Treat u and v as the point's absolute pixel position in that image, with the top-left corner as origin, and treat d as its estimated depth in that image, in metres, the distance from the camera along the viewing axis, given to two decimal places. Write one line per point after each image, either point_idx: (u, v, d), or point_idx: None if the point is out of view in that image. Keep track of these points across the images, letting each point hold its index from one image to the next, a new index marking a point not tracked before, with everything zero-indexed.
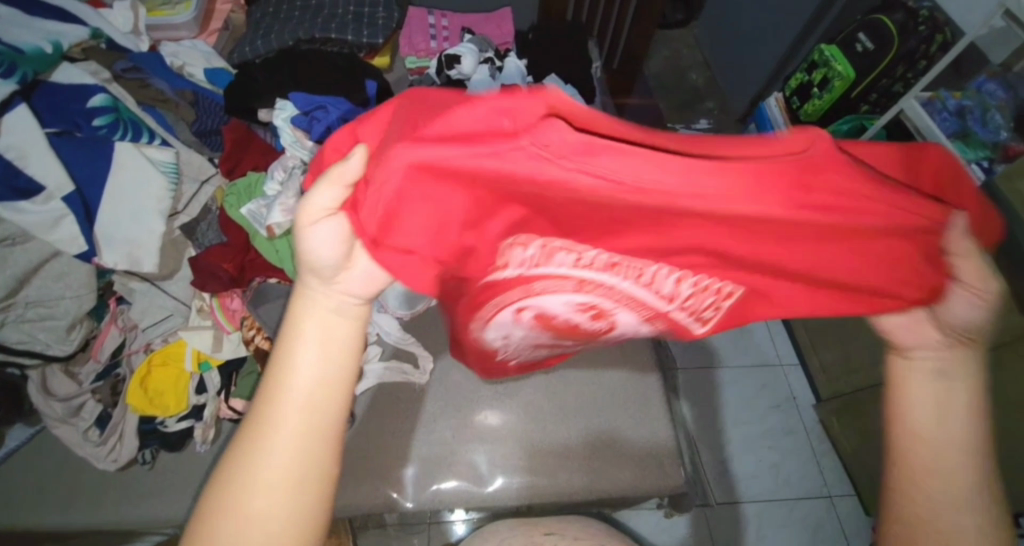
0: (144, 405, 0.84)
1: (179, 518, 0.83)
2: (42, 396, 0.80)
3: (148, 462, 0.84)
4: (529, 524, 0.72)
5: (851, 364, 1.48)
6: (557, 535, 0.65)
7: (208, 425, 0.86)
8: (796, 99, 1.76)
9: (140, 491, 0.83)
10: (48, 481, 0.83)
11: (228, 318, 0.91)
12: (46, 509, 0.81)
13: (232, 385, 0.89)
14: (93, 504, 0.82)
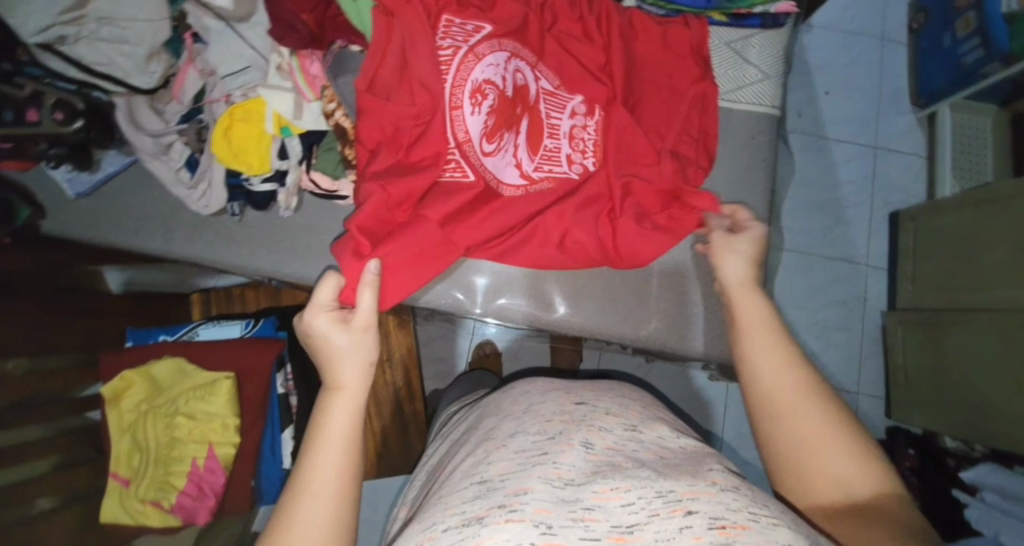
0: (230, 157, 0.82)
1: (265, 271, 0.90)
2: (133, 127, 0.80)
3: (237, 215, 0.87)
4: (560, 387, 0.70)
5: (951, 282, 1.54)
6: (588, 404, 0.63)
7: (292, 192, 0.86)
8: None
9: (231, 238, 0.89)
10: (147, 212, 0.90)
11: (309, 84, 0.82)
12: (148, 235, 0.89)
13: (313, 157, 0.86)
14: (189, 241, 0.89)
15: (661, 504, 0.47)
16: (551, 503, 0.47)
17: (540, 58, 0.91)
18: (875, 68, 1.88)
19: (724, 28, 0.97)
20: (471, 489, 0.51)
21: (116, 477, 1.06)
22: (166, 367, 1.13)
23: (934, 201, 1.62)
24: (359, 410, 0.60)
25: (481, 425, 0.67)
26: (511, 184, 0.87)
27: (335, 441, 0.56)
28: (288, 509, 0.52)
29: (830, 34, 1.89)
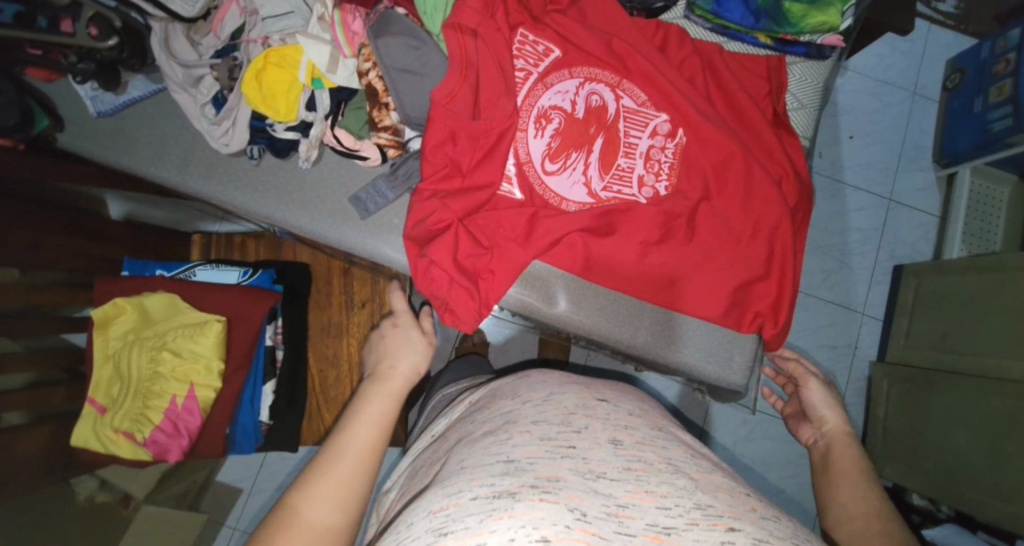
0: (258, 100, 0.81)
1: (274, 220, 0.90)
2: (167, 56, 0.80)
3: (256, 158, 0.87)
4: (577, 382, 0.69)
5: (943, 343, 1.56)
6: (609, 403, 0.63)
7: (314, 145, 0.85)
8: None
9: (246, 181, 0.88)
10: (165, 142, 0.89)
11: (347, 40, 0.81)
12: (163, 165, 0.88)
13: (340, 114, 0.85)
14: (203, 177, 0.88)
15: (701, 515, 0.46)
16: (583, 492, 0.47)
17: (624, 76, 0.90)
18: (902, 121, 1.89)
19: (768, 52, 0.96)
20: (498, 466, 0.51)
21: (92, 402, 1.06)
22: (159, 301, 1.11)
23: (938, 261, 1.63)
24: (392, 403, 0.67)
25: (497, 406, 0.66)
26: (576, 202, 0.88)
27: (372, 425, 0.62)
28: (321, 470, 0.56)
29: (863, 80, 1.89)
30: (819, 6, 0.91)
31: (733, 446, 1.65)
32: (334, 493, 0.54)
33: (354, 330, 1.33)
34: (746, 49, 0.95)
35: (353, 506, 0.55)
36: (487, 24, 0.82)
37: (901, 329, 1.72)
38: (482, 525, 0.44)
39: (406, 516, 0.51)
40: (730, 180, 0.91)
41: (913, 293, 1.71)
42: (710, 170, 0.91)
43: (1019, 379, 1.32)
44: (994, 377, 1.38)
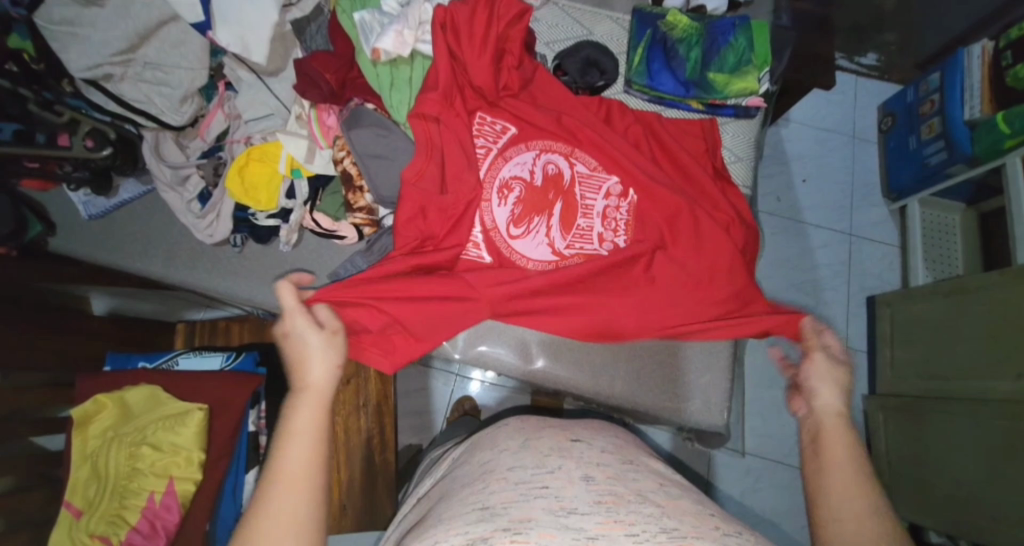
0: (241, 193, 0.87)
1: (258, 302, 0.93)
2: (156, 160, 0.87)
3: (239, 246, 0.92)
4: (553, 426, 0.75)
5: (924, 369, 1.59)
6: (583, 442, 0.69)
7: (294, 230, 0.92)
8: (1009, 54, 1.50)
9: (230, 268, 0.93)
10: (153, 237, 0.94)
11: (324, 133, 0.90)
12: (150, 260, 0.93)
13: (317, 200, 0.92)
14: (189, 267, 0.93)
15: (667, 538, 0.51)
16: (554, 529, 0.51)
17: (576, 146, 1.00)
18: (848, 162, 2.04)
19: (701, 115, 1.08)
20: (474, 514, 0.54)
21: (68, 506, 1.01)
22: (141, 394, 1.10)
23: (906, 289, 1.71)
24: (324, 404, 0.62)
25: (474, 460, 0.70)
26: (540, 258, 0.94)
27: (307, 439, 0.58)
28: (257, 512, 0.53)
29: (806, 129, 2.07)
30: (738, 75, 1.04)
31: (740, 497, 1.60)
32: (281, 521, 0.53)
33: (341, 407, 1.36)
34: (682, 115, 1.07)
35: (309, 522, 0.54)
36: (446, 111, 0.91)
37: (885, 359, 1.75)
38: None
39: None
40: (679, 226, 0.98)
41: (888, 322, 1.77)
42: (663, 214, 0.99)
43: (1004, 399, 1.34)
44: (980, 399, 1.40)
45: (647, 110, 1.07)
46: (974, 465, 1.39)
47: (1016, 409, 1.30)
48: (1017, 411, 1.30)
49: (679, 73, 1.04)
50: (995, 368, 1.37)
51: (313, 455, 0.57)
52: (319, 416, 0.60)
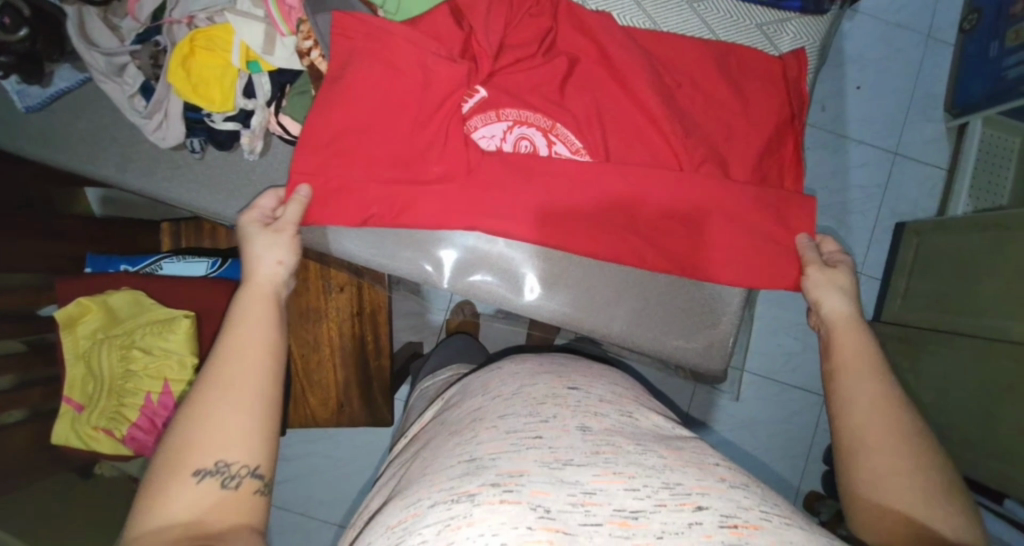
0: (187, 91, 0.73)
1: (227, 217, 0.84)
2: (83, 43, 0.71)
3: (198, 152, 0.80)
4: (548, 372, 0.78)
5: (939, 303, 1.52)
6: (579, 393, 0.72)
7: (257, 135, 0.79)
8: None
9: (191, 176, 0.83)
10: (102, 136, 0.82)
11: (283, 17, 0.73)
12: (103, 162, 0.83)
13: (283, 99, 0.78)
14: (146, 173, 0.83)
15: (668, 497, 0.51)
16: (547, 486, 0.52)
17: (558, 119, 0.85)
18: (913, 68, 1.77)
19: (759, 8, 0.87)
20: (460, 468, 0.57)
21: (69, 401, 1.05)
22: (124, 299, 1.07)
23: (942, 218, 1.57)
24: (268, 312, 0.67)
25: (473, 408, 0.72)
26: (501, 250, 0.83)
27: (246, 334, 0.64)
28: (218, 371, 0.60)
29: (874, 24, 1.77)
30: None
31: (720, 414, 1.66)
32: (239, 359, 0.61)
33: (332, 313, 1.35)
34: (733, 4, 0.86)
35: (263, 366, 0.62)
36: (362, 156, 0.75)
37: (899, 289, 1.68)
38: (441, 535, 0.48)
39: (371, 525, 0.58)
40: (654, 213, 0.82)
41: (913, 254, 1.66)
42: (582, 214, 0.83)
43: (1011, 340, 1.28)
44: (980, 336, 1.36)
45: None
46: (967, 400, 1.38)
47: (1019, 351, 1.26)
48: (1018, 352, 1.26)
49: None
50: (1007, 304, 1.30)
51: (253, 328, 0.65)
52: (259, 314, 0.66)
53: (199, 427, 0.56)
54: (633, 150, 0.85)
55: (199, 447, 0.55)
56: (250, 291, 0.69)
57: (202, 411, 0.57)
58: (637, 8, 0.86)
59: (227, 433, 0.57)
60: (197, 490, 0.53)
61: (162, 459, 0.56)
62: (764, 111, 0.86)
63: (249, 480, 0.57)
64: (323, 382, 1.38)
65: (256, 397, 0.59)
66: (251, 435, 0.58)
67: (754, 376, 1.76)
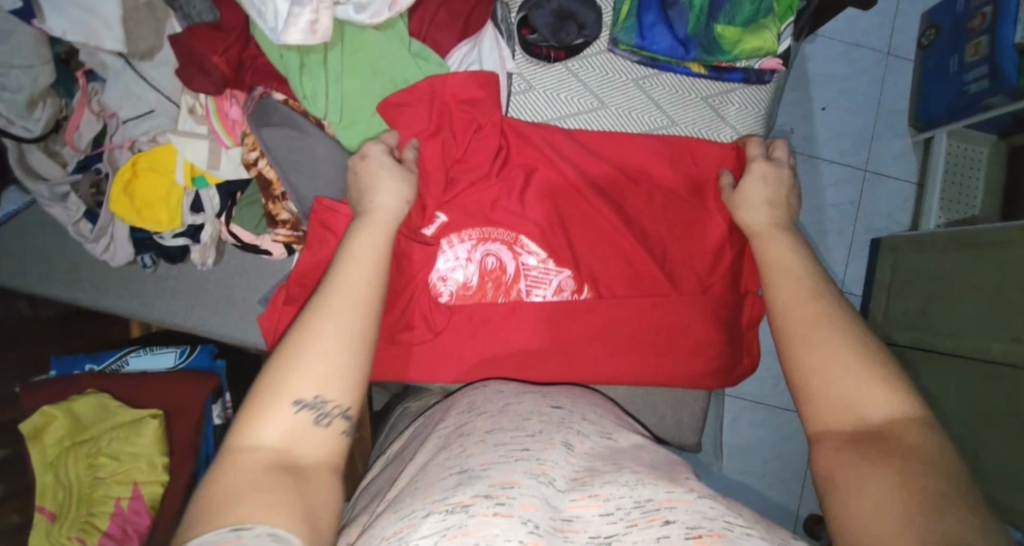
0: (132, 216, 0.74)
1: (185, 327, 0.83)
2: (25, 174, 0.72)
3: (150, 267, 0.79)
4: (534, 391, 0.78)
5: (920, 318, 1.49)
6: (563, 410, 0.71)
7: (207, 247, 0.79)
8: None
9: (146, 290, 0.81)
10: (55, 255, 0.81)
11: (227, 129, 0.73)
12: (55, 282, 0.81)
13: (233, 208, 0.78)
14: (102, 290, 0.81)
15: (639, 515, 0.51)
16: (537, 501, 0.51)
17: (519, 230, 0.85)
18: (876, 86, 1.79)
19: (703, 81, 0.88)
20: (452, 479, 0.55)
21: (41, 511, 1.00)
22: (90, 403, 1.04)
23: (920, 235, 1.53)
24: (384, 237, 0.64)
25: (455, 423, 0.70)
26: (478, 359, 0.84)
27: (361, 260, 0.60)
28: (316, 309, 0.55)
29: (834, 45, 1.79)
30: (753, 29, 0.84)
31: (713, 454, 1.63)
32: (339, 306, 0.56)
33: None
34: (678, 80, 0.88)
35: (361, 319, 0.56)
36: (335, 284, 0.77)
37: (879, 306, 1.66)
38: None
39: (363, 536, 0.54)
40: (618, 316, 0.85)
41: (890, 272, 1.63)
42: (548, 325, 0.85)
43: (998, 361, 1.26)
44: (970, 357, 1.35)
45: (636, 76, 0.88)
46: (959, 422, 1.37)
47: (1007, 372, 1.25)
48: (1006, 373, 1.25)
49: (677, 27, 0.85)
50: (990, 325, 1.29)
51: (369, 264, 0.60)
52: (375, 243, 0.62)
53: (288, 362, 0.53)
54: (596, 253, 0.87)
55: (297, 377, 0.52)
56: (370, 221, 0.64)
57: (301, 341, 0.54)
58: (585, 90, 0.87)
59: (328, 367, 0.53)
60: (292, 423, 0.51)
61: (258, 386, 0.53)
62: (723, 201, 0.87)
63: (339, 421, 0.53)
64: None
65: (354, 320, 0.56)
66: (341, 374, 0.54)
67: (742, 402, 1.67)
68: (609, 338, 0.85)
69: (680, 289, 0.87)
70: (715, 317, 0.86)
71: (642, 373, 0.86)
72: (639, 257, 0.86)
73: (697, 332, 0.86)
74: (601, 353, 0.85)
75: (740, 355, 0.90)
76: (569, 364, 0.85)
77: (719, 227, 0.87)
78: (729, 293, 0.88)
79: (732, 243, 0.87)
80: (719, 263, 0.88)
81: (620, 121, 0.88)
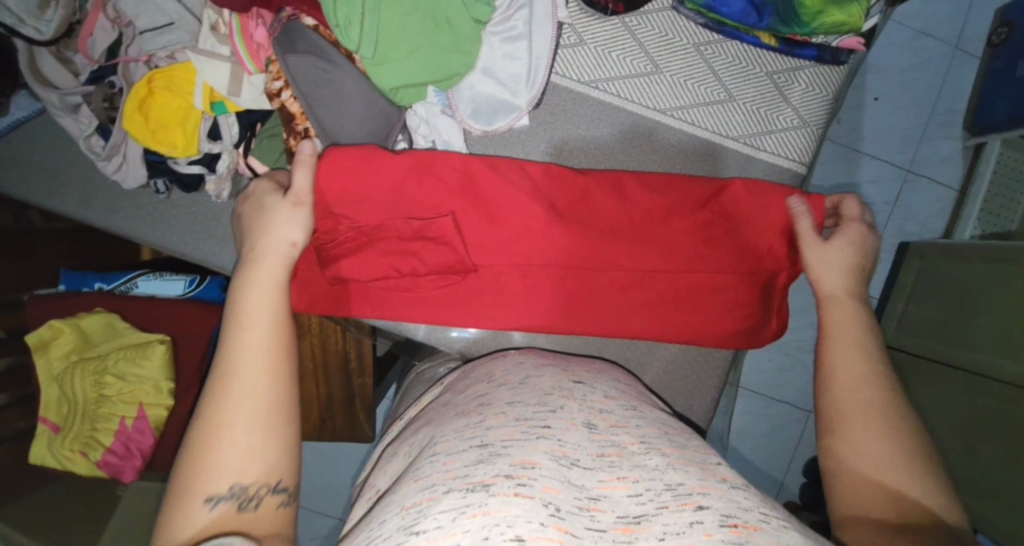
0: (146, 137, 0.70)
1: (193, 258, 0.79)
2: (37, 82, 0.69)
3: (163, 192, 0.76)
4: (553, 367, 0.70)
5: (936, 330, 1.34)
6: (584, 386, 0.63)
7: (223, 179, 0.74)
8: None
9: (155, 216, 0.78)
10: (63, 168, 0.78)
11: (250, 55, 0.68)
12: (62, 197, 0.78)
13: (252, 142, 0.74)
14: (111, 209, 0.78)
15: (669, 497, 0.43)
16: (558, 482, 0.43)
17: (542, 172, 0.79)
18: (937, 81, 1.65)
19: (771, 54, 0.81)
20: (472, 454, 0.47)
21: (45, 422, 1.02)
22: (99, 321, 1.04)
23: (947, 243, 1.36)
24: (279, 284, 0.57)
25: (474, 393, 0.64)
26: (492, 322, 0.80)
27: (256, 323, 0.53)
28: (216, 398, 0.48)
29: (899, 30, 1.65)
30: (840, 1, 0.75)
31: None
32: (247, 383, 0.49)
33: (315, 330, 1.28)
34: (744, 51, 0.80)
35: (272, 391, 0.50)
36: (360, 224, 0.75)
37: (894, 311, 1.50)
38: (455, 524, 0.39)
39: (377, 508, 0.47)
40: (645, 275, 0.81)
41: (914, 276, 1.47)
42: (577, 277, 0.80)
43: (1005, 381, 1.14)
44: (975, 373, 1.22)
45: (698, 40, 0.80)
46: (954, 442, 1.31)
47: (1010, 394, 1.13)
48: (1009, 396, 1.13)
49: None
50: (999, 346, 1.17)
51: (268, 321, 0.54)
52: (268, 304, 0.55)
53: (208, 448, 0.46)
54: (624, 208, 0.79)
55: (209, 470, 0.46)
56: (259, 279, 0.56)
57: (199, 453, 0.46)
58: (639, 49, 0.80)
59: (241, 455, 0.47)
60: (210, 519, 0.44)
61: (165, 512, 0.45)
62: (759, 203, 0.78)
63: (271, 497, 0.47)
64: (306, 398, 1.34)
65: (265, 391, 0.50)
66: (270, 449, 0.48)
67: (741, 388, 1.64)
68: (638, 299, 0.82)
69: (708, 251, 0.80)
70: (749, 281, 0.81)
71: (671, 334, 0.82)
72: (669, 217, 0.79)
73: (728, 298, 0.81)
74: (627, 315, 0.82)
75: (771, 319, 0.85)
76: (593, 323, 0.81)
77: (752, 203, 0.79)
78: (768, 258, 0.80)
79: (770, 201, 0.78)
80: (756, 229, 0.79)
81: (673, 90, 0.81)
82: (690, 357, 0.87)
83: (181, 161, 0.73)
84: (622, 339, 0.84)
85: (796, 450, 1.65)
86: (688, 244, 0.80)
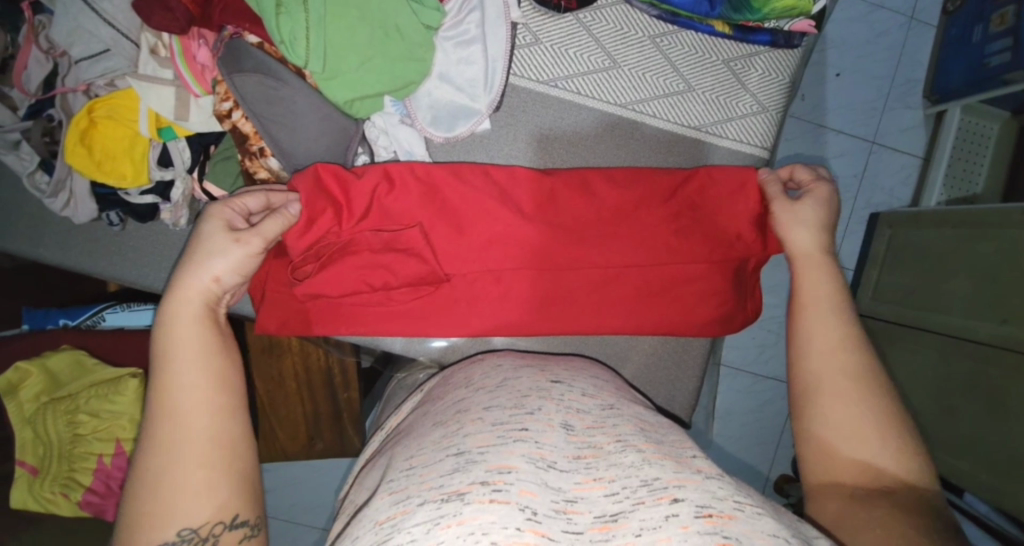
0: (92, 170, 0.67)
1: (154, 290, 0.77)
2: None
3: (117, 225, 0.73)
4: (532, 367, 0.70)
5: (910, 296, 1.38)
6: (563, 384, 0.63)
7: (179, 207, 0.72)
8: None
9: (111, 249, 0.75)
10: (8, 207, 0.75)
11: (195, 77, 0.66)
12: (10, 237, 0.75)
13: (205, 167, 0.72)
14: (63, 246, 0.75)
15: (646, 493, 0.43)
16: (535, 485, 0.43)
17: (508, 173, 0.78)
18: (895, 53, 1.68)
19: (726, 42, 0.81)
20: (448, 463, 0.47)
21: (23, 464, 0.97)
22: (66, 360, 1.01)
23: (913, 211, 1.40)
24: (212, 316, 0.56)
25: (451, 399, 0.63)
26: (469, 329, 0.80)
27: (190, 359, 0.52)
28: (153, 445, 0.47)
29: (855, 5, 1.67)
30: None
31: None
32: (186, 422, 0.48)
33: (295, 347, 1.26)
34: (699, 41, 0.80)
35: (211, 426, 0.49)
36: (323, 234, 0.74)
37: (869, 280, 1.53)
38: (429, 536, 0.39)
39: (355, 522, 0.47)
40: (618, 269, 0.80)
41: (886, 244, 1.50)
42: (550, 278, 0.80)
43: (981, 342, 1.17)
44: (952, 336, 1.25)
45: (653, 32, 0.80)
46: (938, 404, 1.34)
47: (988, 354, 1.16)
48: (987, 356, 1.16)
49: None
50: (974, 308, 1.20)
51: (202, 354, 0.52)
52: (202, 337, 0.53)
53: (149, 494, 0.45)
54: (593, 203, 0.79)
55: (154, 518, 0.44)
56: (187, 312, 0.55)
57: (143, 500, 0.45)
58: (595, 45, 0.79)
59: (187, 494, 0.46)
60: None
61: None
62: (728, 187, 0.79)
63: (228, 534, 0.46)
64: (291, 417, 1.31)
65: (204, 427, 0.48)
66: (219, 485, 0.47)
67: (726, 369, 1.66)
68: (613, 294, 0.81)
69: (682, 239, 0.79)
70: (724, 269, 0.81)
71: (648, 326, 0.82)
72: (637, 208, 0.79)
73: (702, 288, 0.81)
74: (602, 311, 0.81)
75: (746, 305, 0.86)
76: (569, 321, 0.81)
77: (720, 188, 0.79)
78: (739, 243, 0.80)
79: (740, 184, 0.79)
80: (728, 212, 0.79)
81: (633, 83, 0.80)
82: (669, 347, 0.87)
83: (132, 192, 0.71)
84: (600, 335, 0.84)
85: (784, 425, 1.68)
86: (667, 234, 0.79)
